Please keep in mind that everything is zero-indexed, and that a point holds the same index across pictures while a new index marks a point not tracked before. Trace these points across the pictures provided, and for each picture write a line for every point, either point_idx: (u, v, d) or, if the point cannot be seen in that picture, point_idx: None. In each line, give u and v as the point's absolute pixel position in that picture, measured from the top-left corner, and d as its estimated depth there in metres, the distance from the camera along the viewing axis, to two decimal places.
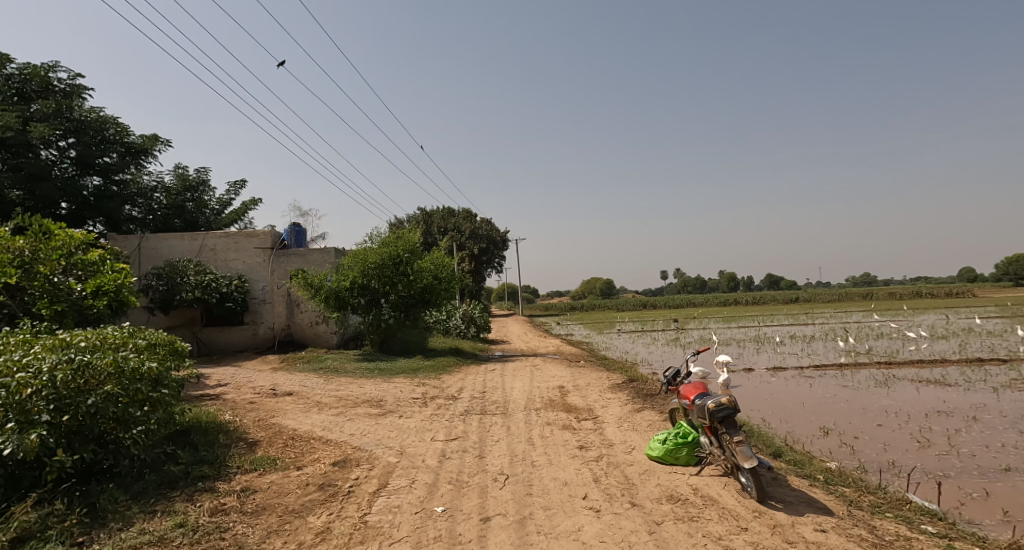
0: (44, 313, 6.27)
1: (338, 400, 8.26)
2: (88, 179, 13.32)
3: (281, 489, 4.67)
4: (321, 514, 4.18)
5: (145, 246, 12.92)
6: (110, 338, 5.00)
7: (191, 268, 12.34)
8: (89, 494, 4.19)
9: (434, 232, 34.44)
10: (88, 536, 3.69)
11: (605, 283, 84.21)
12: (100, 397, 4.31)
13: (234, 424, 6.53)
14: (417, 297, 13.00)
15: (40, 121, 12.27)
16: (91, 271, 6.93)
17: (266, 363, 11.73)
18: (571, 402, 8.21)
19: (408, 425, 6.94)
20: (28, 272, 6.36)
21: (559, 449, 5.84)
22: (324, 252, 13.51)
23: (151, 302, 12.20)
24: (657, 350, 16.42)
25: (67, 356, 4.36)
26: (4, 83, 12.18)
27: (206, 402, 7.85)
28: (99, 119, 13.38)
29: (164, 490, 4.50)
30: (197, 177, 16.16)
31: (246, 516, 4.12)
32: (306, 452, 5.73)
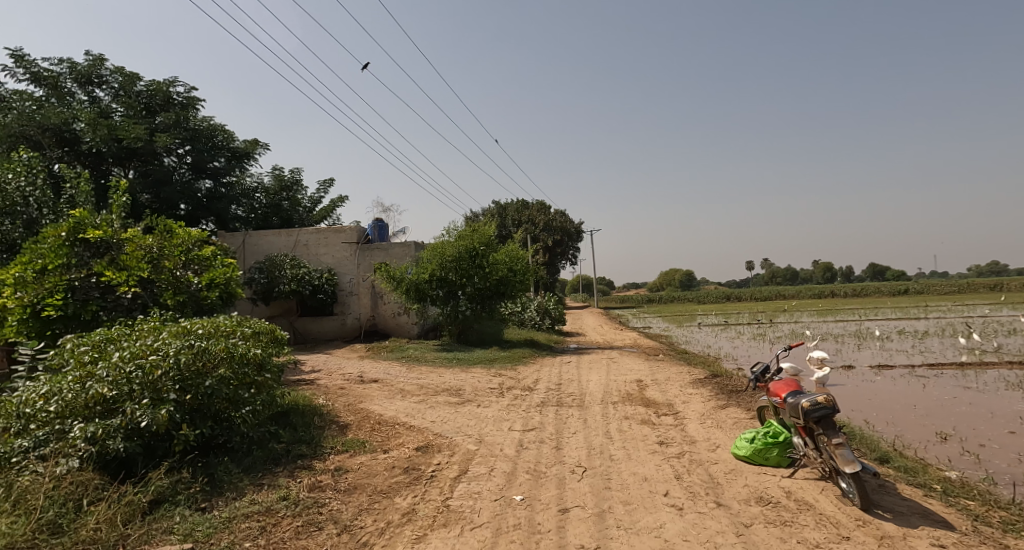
0: (170, 303, 7.04)
1: (419, 388, 8.60)
2: (201, 183, 14.74)
3: (370, 470, 4.95)
4: (407, 496, 4.39)
5: (248, 242, 14.12)
6: (223, 326, 5.52)
7: (287, 263, 13.31)
8: (209, 466, 4.67)
9: (508, 225, 34.81)
10: (209, 502, 4.12)
11: (685, 275, 81.02)
12: (215, 379, 4.82)
13: (327, 408, 7.00)
14: (493, 289, 13.21)
15: (163, 131, 13.66)
16: (206, 266, 7.71)
17: (354, 351, 12.44)
18: (650, 396, 8.01)
19: (487, 414, 7.09)
20: (156, 266, 7.15)
21: (638, 443, 5.73)
22: (405, 246, 14.05)
23: (254, 294, 13.32)
24: (743, 345, 15.61)
25: (188, 342, 4.89)
26: (134, 99, 13.73)
27: (301, 386, 8.48)
28: (210, 128, 14.66)
29: (269, 465, 4.92)
30: (291, 177, 17.34)
31: (341, 494, 4.41)
32: (391, 436, 6.03)
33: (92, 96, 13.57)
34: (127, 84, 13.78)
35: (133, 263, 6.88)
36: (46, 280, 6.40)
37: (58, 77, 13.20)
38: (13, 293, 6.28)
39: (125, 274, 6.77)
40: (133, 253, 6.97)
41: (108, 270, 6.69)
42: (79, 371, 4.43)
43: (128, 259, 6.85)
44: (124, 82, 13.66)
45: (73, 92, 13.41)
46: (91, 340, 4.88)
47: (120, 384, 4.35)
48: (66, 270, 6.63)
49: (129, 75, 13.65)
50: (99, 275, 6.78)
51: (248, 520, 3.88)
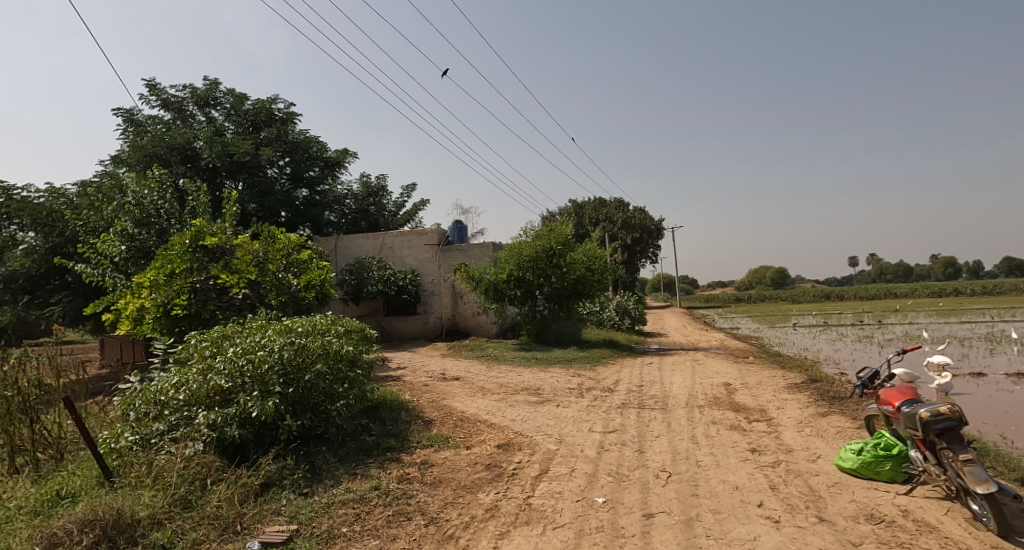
0: (274, 303, 7.65)
1: (499, 387, 8.72)
2: (299, 191, 15.89)
3: (454, 465, 5.09)
4: (489, 492, 4.46)
5: (339, 245, 15.00)
6: (319, 324, 5.91)
7: (374, 265, 14.01)
8: (309, 454, 5.01)
9: (586, 223, 34.53)
10: (310, 488, 4.42)
11: (777, 272, 75.98)
12: (314, 373, 5.19)
13: (412, 403, 7.29)
14: (571, 289, 13.10)
15: (266, 145, 14.89)
16: (303, 268, 8.30)
17: (437, 349, 12.85)
18: (740, 401, 7.59)
19: (566, 414, 7.05)
20: (262, 269, 7.80)
21: (728, 450, 5.45)
22: (483, 246, 14.31)
23: (345, 294, 14.15)
24: (846, 349, 14.34)
25: (289, 339, 5.28)
26: (243, 117, 15.09)
27: (389, 382, 8.90)
28: (306, 140, 15.78)
29: (362, 456, 5.19)
30: (378, 183, 18.24)
31: (427, 487, 4.56)
32: (473, 433, 6.16)
33: (209, 116, 15.04)
34: (237, 104, 15.13)
35: (243, 266, 7.54)
36: (174, 282, 7.19)
37: (182, 102, 14.79)
38: (148, 295, 7.12)
39: (237, 276, 7.45)
40: (243, 257, 7.65)
41: (223, 273, 7.40)
42: (201, 364, 4.93)
43: (239, 263, 7.53)
44: (235, 102, 15.05)
45: (194, 114, 14.94)
46: (210, 336, 5.41)
47: (235, 376, 4.80)
48: (189, 273, 7.41)
49: (239, 95, 15.00)
50: (216, 277, 7.52)
51: (344, 506, 4.12)
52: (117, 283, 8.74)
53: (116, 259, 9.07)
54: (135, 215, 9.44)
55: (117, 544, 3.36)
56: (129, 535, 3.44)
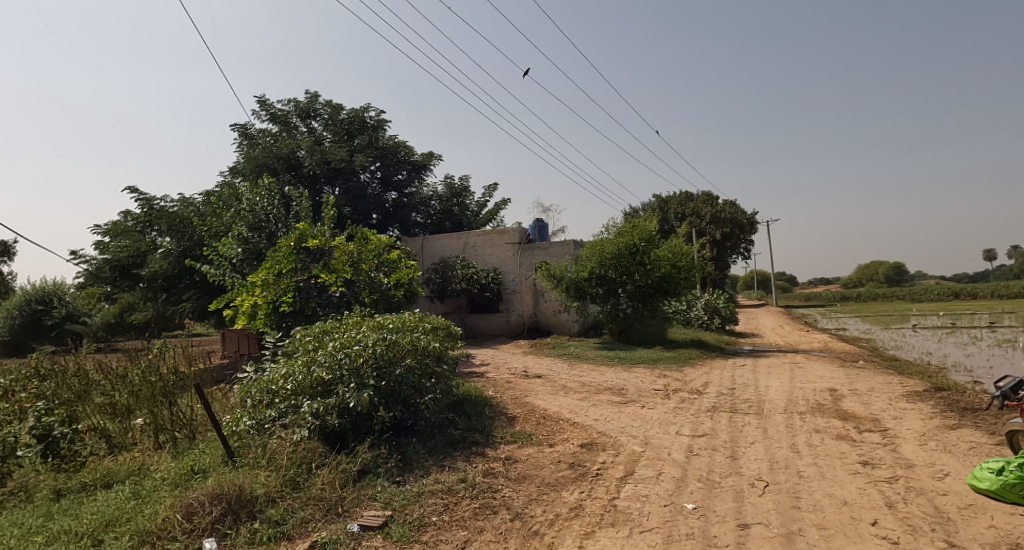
0: (367, 301, 8.09)
1: (581, 386, 8.63)
2: (388, 194, 16.69)
3: (537, 462, 5.09)
4: (574, 491, 4.41)
5: (425, 245, 15.54)
6: (408, 321, 6.15)
7: (458, 264, 14.41)
8: (401, 445, 5.23)
9: (671, 219, 33.35)
10: (403, 477, 4.61)
11: (890, 269, 68.93)
12: (403, 368, 5.43)
13: (495, 399, 7.40)
14: (656, 287, 12.66)
15: (360, 152, 15.79)
16: (393, 267, 8.70)
17: (519, 347, 12.96)
18: (847, 409, 6.95)
19: (652, 416, 6.83)
20: (357, 268, 8.27)
21: (834, 461, 5.00)
22: (564, 244, 14.22)
23: (431, 292, 14.68)
24: (979, 354, 12.66)
25: (382, 335, 5.56)
26: (339, 125, 16.11)
27: (473, 378, 9.10)
28: (395, 145, 16.53)
29: (449, 448, 5.34)
30: (461, 184, 18.73)
31: (512, 482, 4.60)
32: (556, 431, 6.13)
33: (310, 127, 16.18)
34: (334, 114, 16.16)
35: (340, 266, 8.04)
36: (282, 281, 7.83)
37: (287, 115, 16.05)
38: (260, 292, 7.80)
39: (335, 276, 7.96)
40: (340, 258, 8.15)
41: (323, 273, 7.93)
42: (305, 356, 5.32)
43: (336, 263, 8.04)
44: (332, 112, 16.11)
45: (298, 125, 16.14)
46: (312, 332, 5.81)
47: (334, 368, 5.12)
48: (295, 273, 8.01)
49: (336, 105, 16.03)
50: (316, 276, 8.08)
51: (433, 496, 4.25)
52: (234, 283, 9.64)
53: (234, 260, 10.02)
54: (249, 220, 10.37)
55: (239, 517, 3.72)
56: (248, 510, 3.78)
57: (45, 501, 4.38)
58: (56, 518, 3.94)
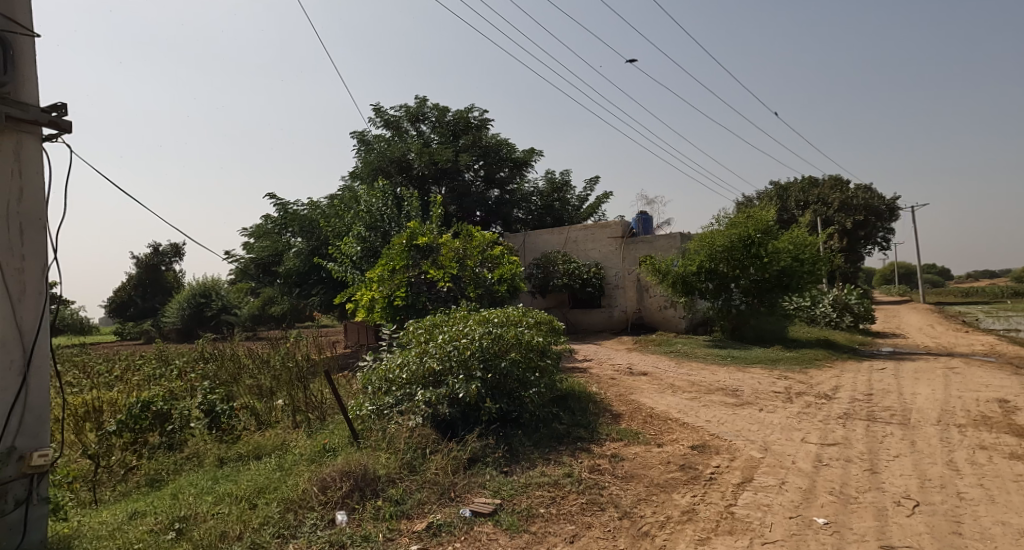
0: (473, 296, 8.37)
1: (691, 385, 8.22)
2: (491, 192, 17.10)
3: (645, 461, 4.93)
4: (685, 494, 4.22)
5: (527, 241, 15.69)
6: (512, 315, 6.25)
7: (560, 259, 14.42)
8: (508, 436, 5.33)
9: (791, 207, 30.69)
10: (510, 467, 4.70)
11: None
12: (508, 361, 5.53)
13: (599, 396, 7.28)
14: (773, 281, 11.70)
15: (465, 151, 16.35)
16: (496, 263, 8.91)
17: (623, 343, 12.66)
18: (1020, 424, 5.92)
19: (772, 420, 6.32)
20: (463, 265, 8.57)
21: (1004, 484, 4.29)
22: (670, 237, 13.61)
23: (533, 287, 14.85)
24: None
25: (487, 329, 5.71)
26: (446, 127, 16.80)
27: (576, 373, 9.05)
28: (498, 143, 16.90)
29: (554, 442, 5.35)
30: (562, 179, 18.70)
31: (619, 480, 4.50)
32: (664, 431, 5.89)
33: (420, 130, 17.03)
34: (440, 116, 16.88)
35: (447, 262, 8.39)
36: (395, 277, 8.33)
37: (399, 120, 17.03)
38: (377, 287, 8.34)
39: (443, 271, 8.31)
40: (447, 254, 8.50)
41: (432, 269, 8.34)
42: (418, 348, 5.62)
43: (443, 260, 8.40)
44: (439, 114, 16.84)
45: (408, 129, 17.06)
46: (423, 325, 6.12)
47: (444, 359, 5.36)
48: (407, 269, 8.48)
49: (443, 108, 16.73)
50: (426, 272, 8.50)
51: (540, 488, 4.28)
52: (354, 279, 10.42)
53: (353, 258, 10.82)
54: (366, 220, 11.16)
55: (364, 494, 4.02)
56: (373, 488, 4.07)
57: (211, 467, 5.05)
58: (220, 482, 4.54)
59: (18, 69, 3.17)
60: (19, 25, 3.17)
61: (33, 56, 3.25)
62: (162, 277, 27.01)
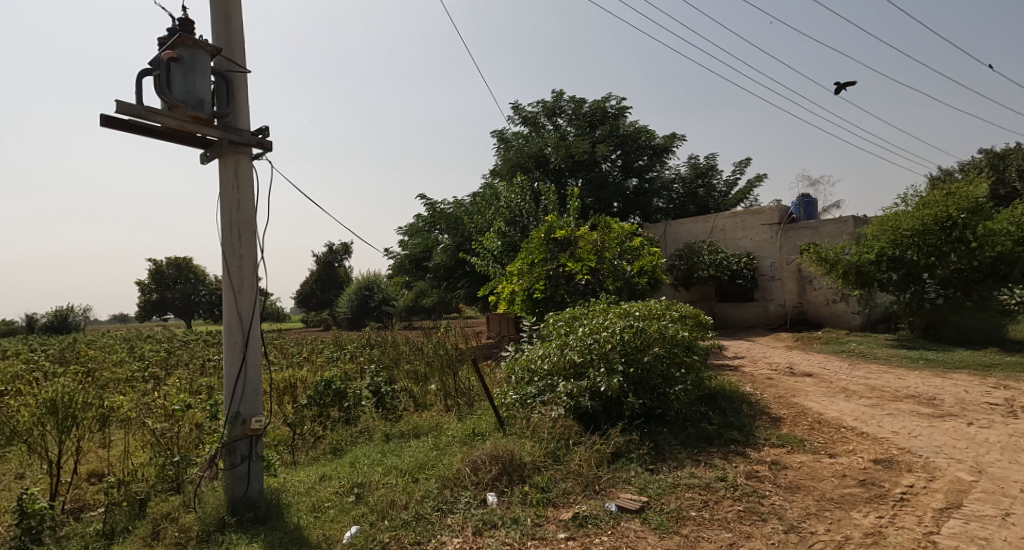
0: (612, 289, 8.24)
1: (870, 390, 7.18)
2: (629, 181, 16.63)
3: (814, 472, 4.43)
4: (868, 514, 3.71)
5: (669, 231, 14.98)
6: (655, 308, 6.00)
7: (705, 249, 13.57)
8: (652, 433, 5.15)
9: (1011, 179, 25.23)
10: (656, 465, 4.55)
11: None
12: (652, 355, 5.33)
13: (755, 397, 6.71)
14: (984, 270, 9.72)
15: (602, 142, 16.12)
16: (636, 255, 8.68)
17: (781, 340, 11.52)
18: None
19: (987, 438, 5.26)
20: (600, 257, 8.47)
21: None
22: (840, 222, 11.97)
23: (675, 279, 14.20)
24: None
25: (629, 322, 5.57)
26: (583, 118, 16.70)
27: (727, 371, 8.45)
28: (636, 131, 16.40)
29: (704, 443, 5.05)
30: (707, 163, 17.56)
31: (782, 490, 4.11)
32: (837, 440, 5.23)
33: (556, 124, 17.15)
34: (577, 109, 16.82)
35: (585, 255, 8.35)
36: (534, 270, 8.50)
37: (537, 116, 17.33)
38: (518, 280, 8.61)
39: (581, 264, 8.30)
40: (585, 247, 8.46)
41: (570, 262, 8.37)
42: (558, 340, 5.69)
43: (582, 252, 8.38)
44: (576, 107, 16.81)
45: (545, 124, 17.28)
46: (563, 317, 6.17)
47: (585, 352, 5.35)
48: (545, 262, 8.61)
49: (579, 100, 16.66)
50: (564, 265, 8.54)
51: (690, 490, 4.07)
52: (495, 272, 10.85)
53: (495, 252, 11.27)
54: (506, 216, 11.58)
55: (512, 478, 4.18)
56: (520, 473, 4.22)
57: (379, 441, 5.65)
58: (387, 455, 5.05)
59: (236, 101, 3.83)
60: (237, 65, 3.82)
61: (247, 89, 3.89)
62: (335, 274, 30.77)
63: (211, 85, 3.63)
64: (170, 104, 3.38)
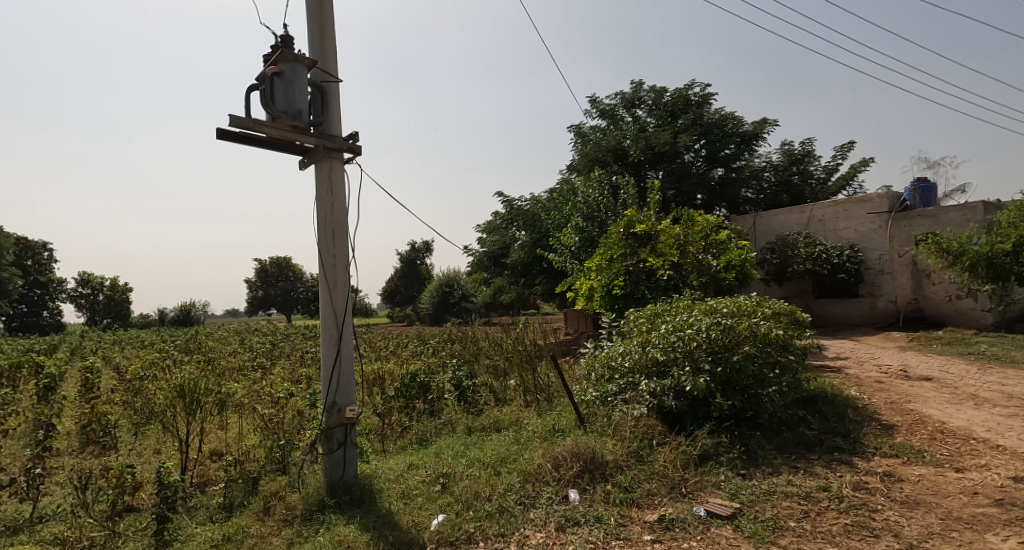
0: (696, 284, 7.90)
1: (1006, 398, 6.34)
2: (714, 171, 15.85)
3: (936, 488, 3.99)
4: (1005, 538, 3.29)
5: (759, 222, 14.10)
6: (745, 305, 5.66)
7: (800, 242, 12.65)
8: (743, 436, 4.88)
9: None
10: (748, 471, 4.31)
11: None
12: (742, 354, 5.03)
13: (862, 402, 6.16)
14: None
15: (684, 132, 15.48)
16: (722, 249, 8.28)
17: (892, 340, 10.48)
18: None
19: None
20: (683, 251, 8.15)
21: None
22: (967, 210, 10.66)
23: (766, 274, 13.33)
24: None
25: (716, 319, 5.29)
26: (664, 108, 16.14)
27: (828, 373, 7.82)
28: (722, 118, 15.63)
29: (802, 449, 4.72)
30: (802, 149, 16.37)
31: (896, 504, 3.74)
32: (964, 453, 4.68)
33: (635, 115, 16.69)
34: (658, 98, 16.28)
35: (667, 249, 8.06)
36: (614, 266, 8.34)
37: (615, 108, 16.98)
38: (596, 277, 8.50)
39: (662, 259, 8.03)
40: (667, 241, 8.17)
41: (651, 257, 8.12)
42: (640, 337, 5.54)
43: (663, 247, 8.11)
44: (656, 97, 16.28)
45: (624, 115, 16.88)
46: (645, 314, 6.00)
47: (668, 350, 5.16)
48: (625, 258, 8.42)
49: (660, 89, 16.13)
50: (645, 261, 8.29)
51: (788, 499, 3.82)
52: (573, 268, 10.78)
53: (573, 248, 11.21)
54: (584, 211, 11.45)
55: (594, 477, 4.13)
56: (602, 472, 4.16)
57: (462, 433, 5.80)
58: (470, 448, 5.18)
59: (329, 110, 4.08)
60: (330, 75, 4.06)
61: (340, 98, 4.13)
62: (417, 271, 32.00)
63: (308, 96, 3.89)
64: (273, 115, 3.66)
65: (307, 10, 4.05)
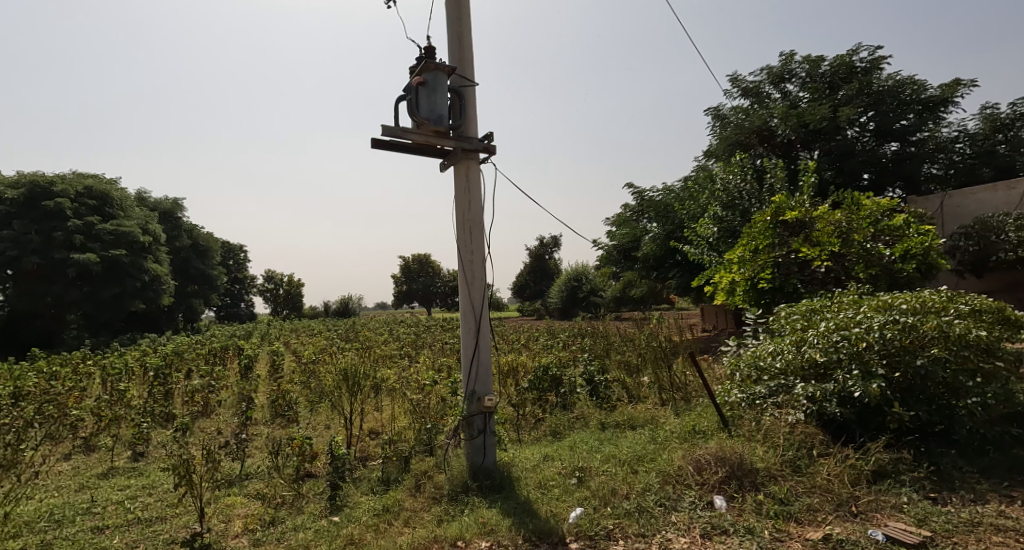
0: (863, 276, 6.93)
1: None
2: (886, 147, 13.73)
3: None
4: None
5: (947, 204, 11.96)
6: (930, 301, 4.78)
7: (1010, 224, 10.45)
8: (931, 454, 4.16)
9: None
10: (940, 495, 3.67)
11: None
12: (929, 359, 4.25)
13: None
14: None
15: (847, 104, 13.52)
16: (897, 236, 7.18)
17: None
18: None
19: None
20: (846, 240, 7.17)
21: None
22: None
23: (959, 265, 11.23)
24: None
25: (892, 317, 4.49)
26: (821, 80, 14.41)
27: None
28: (897, 84, 13.53)
29: (1017, 475, 3.89)
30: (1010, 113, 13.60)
31: None
32: None
33: (785, 91, 15.10)
34: (813, 69, 14.56)
35: (826, 237, 7.10)
36: (759, 257, 7.60)
37: (760, 85, 15.54)
38: (737, 269, 7.81)
39: (818, 249, 7.13)
40: (825, 229, 7.21)
41: (804, 247, 7.18)
42: (793, 336, 4.98)
43: (820, 235, 7.16)
44: (811, 68, 14.59)
45: (771, 92, 15.36)
46: (799, 311, 5.40)
47: (830, 351, 4.57)
48: (772, 248, 7.61)
49: (816, 59, 14.44)
50: (798, 251, 7.38)
51: (999, 533, 3.17)
52: (711, 260, 10.11)
53: (711, 239, 10.47)
54: (723, 199, 10.63)
55: (743, 484, 3.81)
56: (752, 480, 3.83)
57: (595, 429, 5.74)
58: (605, 443, 5.10)
59: (466, 113, 4.25)
60: (467, 80, 4.24)
61: (476, 100, 4.29)
62: (545, 265, 32.39)
63: (447, 101, 4.10)
64: (418, 122, 3.92)
65: (448, 20, 4.27)
